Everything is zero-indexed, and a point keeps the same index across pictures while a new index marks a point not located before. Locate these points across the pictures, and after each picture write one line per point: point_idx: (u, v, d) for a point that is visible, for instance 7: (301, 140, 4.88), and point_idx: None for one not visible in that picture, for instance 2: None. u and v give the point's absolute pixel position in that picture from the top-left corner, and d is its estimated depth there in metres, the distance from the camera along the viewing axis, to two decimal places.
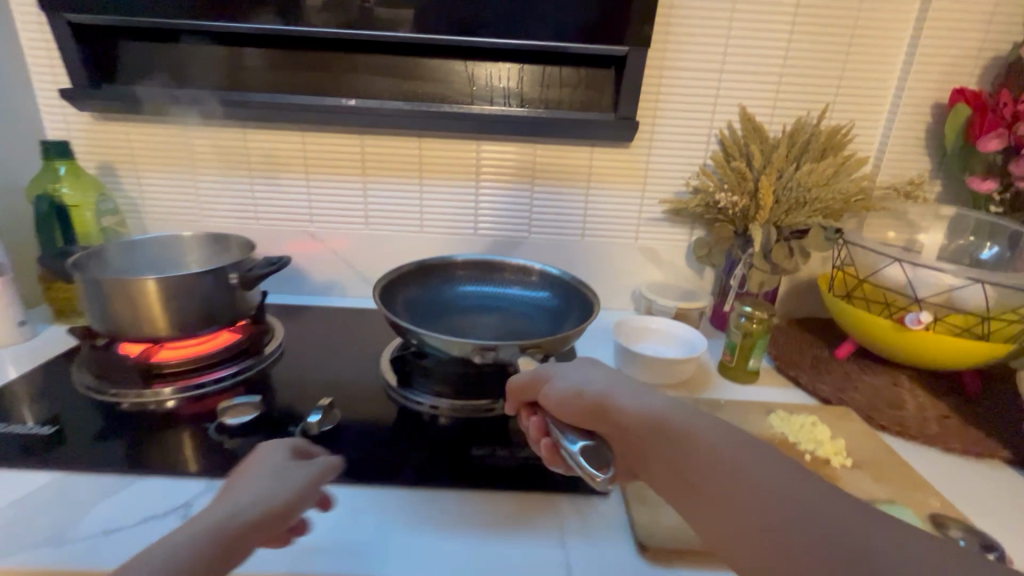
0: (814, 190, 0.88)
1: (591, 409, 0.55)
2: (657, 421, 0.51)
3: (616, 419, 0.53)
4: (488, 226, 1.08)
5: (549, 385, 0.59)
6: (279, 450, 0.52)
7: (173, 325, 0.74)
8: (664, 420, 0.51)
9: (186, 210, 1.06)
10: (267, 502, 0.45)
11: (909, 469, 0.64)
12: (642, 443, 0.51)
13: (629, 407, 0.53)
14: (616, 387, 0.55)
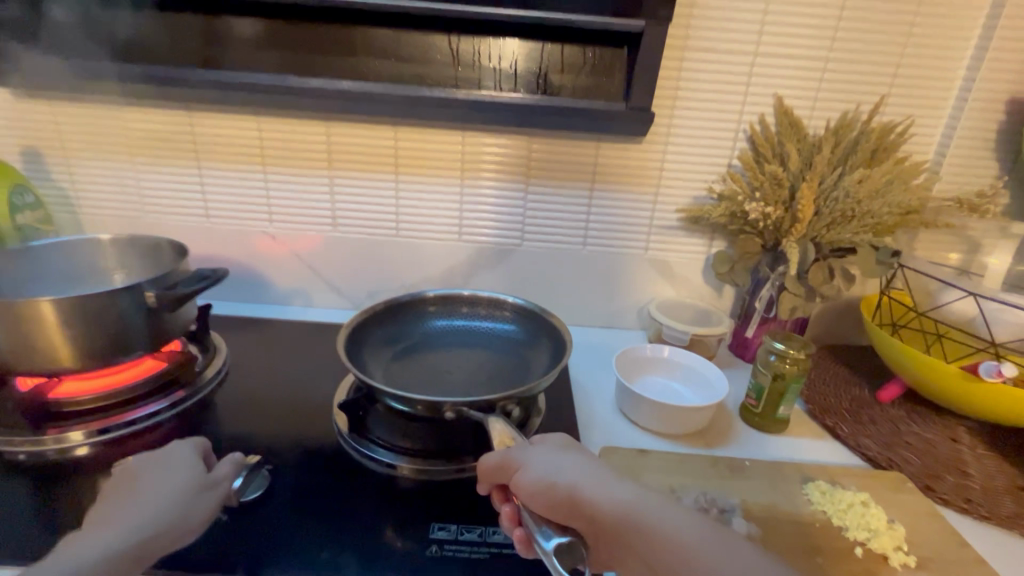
0: (864, 203, 0.73)
1: (568, 510, 0.46)
2: (643, 524, 0.45)
3: (598, 522, 0.46)
4: (474, 231, 0.93)
5: (521, 472, 0.48)
6: (192, 455, 0.53)
7: (73, 355, 0.60)
8: (648, 524, 0.45)
9: (126, 205, 0.92)
10: (184, 511, 0.49)
11: (989, 571, 0.50)
12: (628, 546, 0.46)
13: (613, 508, 0.46)
14: (590, 480, 0.47)
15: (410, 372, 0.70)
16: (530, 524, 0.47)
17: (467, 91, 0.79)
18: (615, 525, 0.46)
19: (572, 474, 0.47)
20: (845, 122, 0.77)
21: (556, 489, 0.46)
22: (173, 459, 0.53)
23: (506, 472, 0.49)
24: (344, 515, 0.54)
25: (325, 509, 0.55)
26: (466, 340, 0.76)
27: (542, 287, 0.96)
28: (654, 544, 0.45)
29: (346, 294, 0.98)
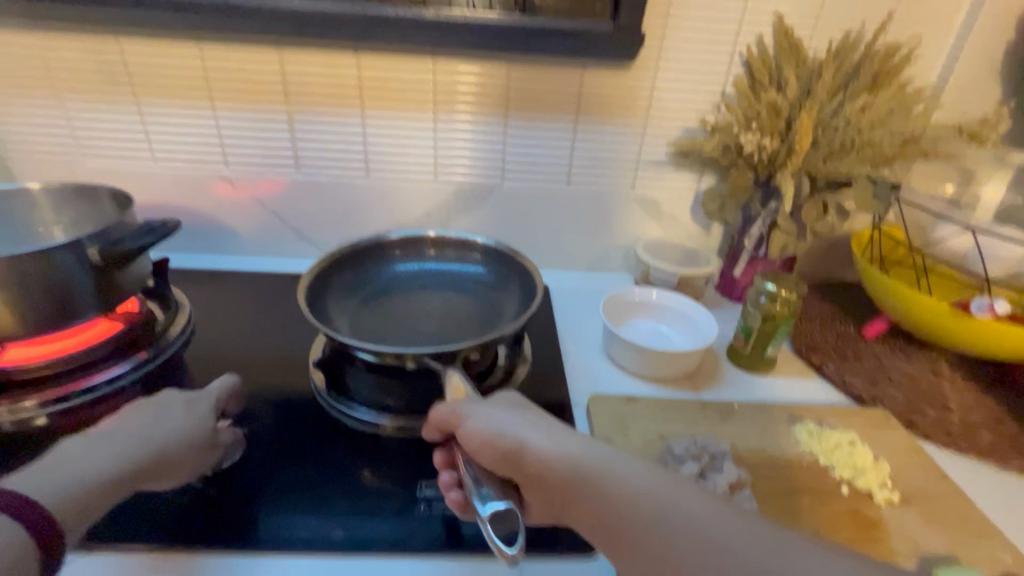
0: (866, 131, 0.69)
1: (510, 462, 0.42)
2: (586, 477, 0.40)
3: (540, 475, 0.42)
4: (451, 170, 0.87)
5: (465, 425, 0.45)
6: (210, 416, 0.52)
7: (13, 320, 0.55)
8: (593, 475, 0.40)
9: (59, 148, 0.82)
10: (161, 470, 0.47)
11: (968, 503, 0.51)
12: (572, 501, 0.40)
13: (555, 460, 0.41)
14: (536, 432, 0.43)
15: (375, 320, 0.64)
16: (473, 486, 0.43)
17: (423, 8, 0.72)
18: (558, 476, 0.41)
19: (518, 425, 0.43)
20: (850, 42, 0.71)
21: (499, 438, 0.43)
22: (169, 408, 0.51)
23: (454, 422, 0.46)
24: (329, 477, 0.53)
25: (309, 472, 0.53)
26: (436, 286, 0.69)
27: (525, 228, 0.92)
28: (598, 497, 0.39)
29: (316, 242, 0.92)
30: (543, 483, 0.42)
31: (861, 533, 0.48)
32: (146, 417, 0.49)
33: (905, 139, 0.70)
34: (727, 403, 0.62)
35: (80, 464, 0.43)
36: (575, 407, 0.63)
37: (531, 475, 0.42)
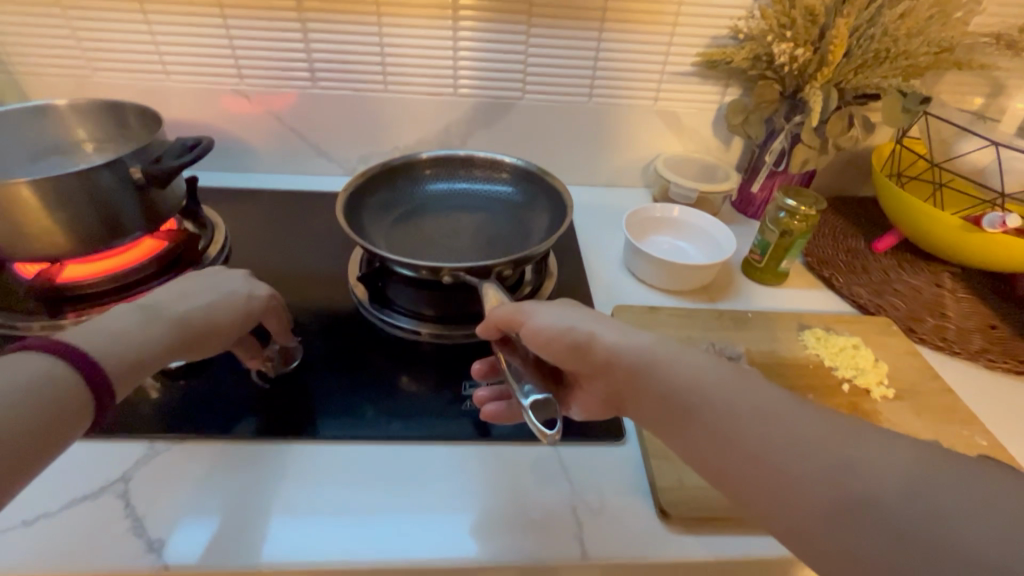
0: (902, 41, 0.67)
1: (578, 353, 0.44)
2: (657, 368, 0.41)
3: (608, 363, 0.43)
4: (471, 84, 0.85)
5: (527, 322, 0.45)
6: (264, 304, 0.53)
7: (71, 238, 0.57)
8: (664, 367, 0.41)
9: (67, 61, 0.79)
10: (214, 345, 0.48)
11: (954, 398, 0.57)
12: (638, 389, 0.42)
13: (624, 350, 0.42)
14: (605, 325, 0.44)
15: (410, 237, 0.67)
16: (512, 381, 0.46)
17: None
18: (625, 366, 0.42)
19: (586, 320, 0.44)
20: None
21: (568, 331, 0.44)
22: (229, 285, 0.51)
23: (517, 318, 0.46)
24: (378, 377, 0.57)
25: (359, 374, 0.57)
26: (466, 202, 0.72)
27: (545, 144, 0.91)
28: (666, 385, 0.41)
29: (336, 159, 0.92)
30: (610, 371, 0.43)
31: None
32: (200, 290, 0.49)
33: (941, 47, 0.68)
34: (743, 311, 0.66)
35: (132, 325, 0.43)
36: None
37: (598, 366, 0.44)
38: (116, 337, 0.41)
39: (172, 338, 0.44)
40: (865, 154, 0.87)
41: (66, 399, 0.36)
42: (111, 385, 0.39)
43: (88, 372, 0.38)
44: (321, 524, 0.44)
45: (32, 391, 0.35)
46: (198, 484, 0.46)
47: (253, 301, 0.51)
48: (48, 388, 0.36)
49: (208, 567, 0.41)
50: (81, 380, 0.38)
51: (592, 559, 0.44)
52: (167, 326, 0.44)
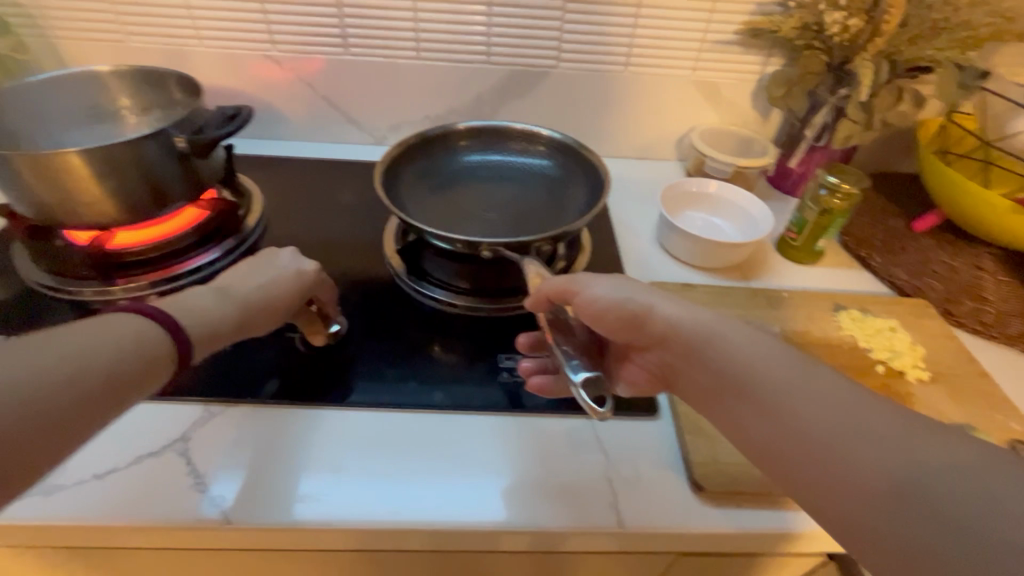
0: (962, 11, 0.64)
1: (634, 324, 0.46)
2: (713, 343, 0.43)
3: (664, 335, 0.45)
4: (504, 52, 0.83)
5: (581, 295, 0.46)
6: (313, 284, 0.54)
7: (120, 207, 0.59)
8: (720, 344, 0.42)
9: (101, 25, 0.79)
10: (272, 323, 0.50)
11: (990, 382, 0.57)
12: (694, 361, 0.44)
13: (682, 324, 0.44)
14: (660, 299, 0.45)
15: (446, 208, 0.67)
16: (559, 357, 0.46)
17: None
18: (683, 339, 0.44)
19: (644, 293, 0.45)
20: None
21: (625, 303, 0.45)
22: (281, 267, 0.53)
23: (570, 290, 0.47)
24: (417, 348, 0.58)
25: (399, 346, 0.59)
26: (502, 174, 0.71)
27: (577, 114, 0.89)
28: (722, 361, 0.42)
29: (366, 127, 0.92)
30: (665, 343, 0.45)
31: None
32: (253, 271, 0.51)
33: (1004, 17, 0.65)
34: (778, 291, 0.66)
35: (203, 301, 0.46)
36: None
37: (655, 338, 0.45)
38: (192, 310, 0.44)
39: (237, 314, 0.47)
40: (910, 129, 0.84)
41: (150, 360, 0.39)
42: (190, 352, 0.42)
43: (173, 337, 0.41)
44: (369, 487, 0.47)
45: (129, 347, 0.38)
46: (253, 448, 0.48)
47: (302, 276, 0.53)
48: (140, 347, 0.39)
49: (268, 525, 0.44)
50: (169, 345, 0.41)
51: (628, 529, 0.46)
52: (231, 303, 0.47)
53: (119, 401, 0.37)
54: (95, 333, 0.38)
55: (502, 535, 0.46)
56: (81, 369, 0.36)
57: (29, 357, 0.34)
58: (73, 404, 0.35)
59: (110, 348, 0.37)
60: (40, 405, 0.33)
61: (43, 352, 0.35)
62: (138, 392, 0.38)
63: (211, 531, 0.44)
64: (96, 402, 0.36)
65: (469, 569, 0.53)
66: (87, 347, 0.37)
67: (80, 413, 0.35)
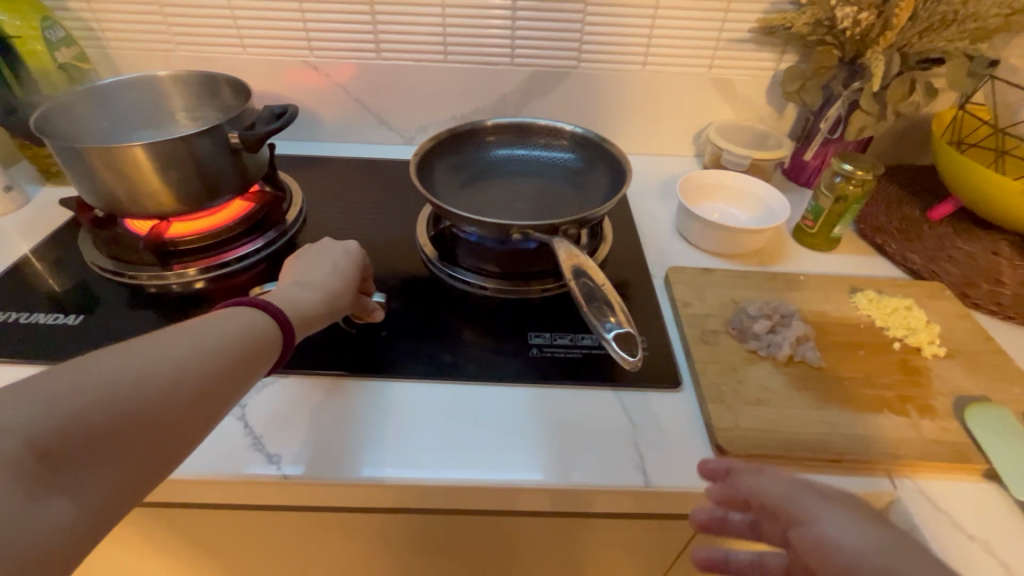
0: (971, 3, 0.66)
1: None
2: None
3: None
4: (528, 53, 0.87)
5: (807, 528, 0.38)
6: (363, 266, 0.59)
7: (178, 198, 0.64)
8: None
9: (155, 37, 0.85)
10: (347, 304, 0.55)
11: (1006, 358, 0.59)
12: None
13: None
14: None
15: (476, 199, 0.72)
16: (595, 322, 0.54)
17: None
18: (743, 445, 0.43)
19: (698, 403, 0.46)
20: None
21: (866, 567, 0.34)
22: (334, 252, 0.58)
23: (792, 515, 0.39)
24: (451, 327, 0.62)
25: (434, 325, 0.62)
26: (528, 168, 0.76)
27: (597, 112, 0.93)
28: None
29: (395, 128, 0.96)
30: None
31: (909, 378, 0.56)
32: (318, 261, 0.56)
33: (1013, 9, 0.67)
34: (795, 274, 0.69)
35: (289, 295, 0.50)
36: (653, 278, 0.70)
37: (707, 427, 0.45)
38: (286, 306, 0.49)
39: (322, 304, 0.52)
40: (925, 121, 0.86)
41: (265, 346, 0.44)
42: (293, 340, 0.47)
43: (283, 326, 0.46)
44: (411, 451, 0.50)
45: (248, 334, 0.43)
46: (306, 413, 0.52)
47: (357, 264, 0.58)
48: (255, 335, 0.44)
49: (321, 480, 0.48)
50: (277, 332, 0.46)
51: (654, 487, 0.49)
52: (313, 292, 0.52)
53: (247, 380, 0.42)
54: (220, 323, 0.43)
55: (536, 494, 0.49)
56: (214, 350, 0.40)
57: (176, 342, 0.39)
58: (214, 380, 0.39)
59: (235, 336, 0.42)
60: (191, 381, 0.38)
61: (185, 338, 0.40)
62: (258, 374, 0.43)
63: (269, 485, 0.48)
64: (231, 379, 0.40)
65: (503, 531, 0.56)
66: (218, 333, 0.42)
67: (220, 388, 0.40)
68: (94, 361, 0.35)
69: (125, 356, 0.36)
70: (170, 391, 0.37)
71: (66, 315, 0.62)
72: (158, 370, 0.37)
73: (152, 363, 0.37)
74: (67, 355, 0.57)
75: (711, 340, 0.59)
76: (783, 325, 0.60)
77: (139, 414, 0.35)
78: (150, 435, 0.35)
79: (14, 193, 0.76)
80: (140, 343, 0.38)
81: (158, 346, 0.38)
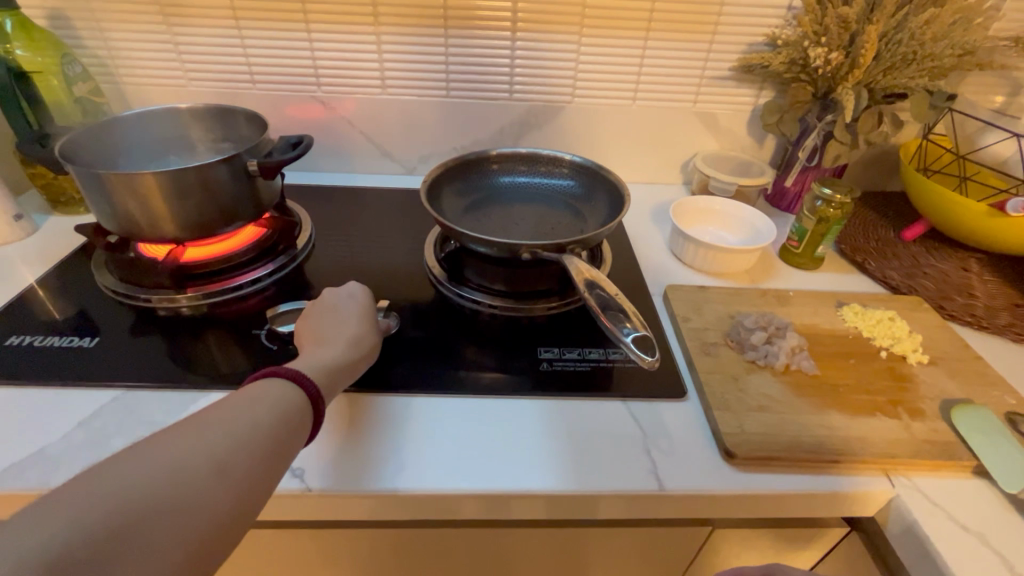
0: (927, 44, 0.73)
1: None
2: None
3: None
4: (526, 88, 0.93)
5: None
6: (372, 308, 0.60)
7: (194, 224, 0.65)
8: None
9: (167, 72, 0.89)
10: (366, 346, 0.55)
11: (984, 364, 0.63)
12: None
13: None
14: None
15: (482, 222, 0.75)
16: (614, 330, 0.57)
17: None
18: None
19: None
20: None
21: None
22: (342, 305, 0.59)
23: None
24: (461, 345, 0.64)
25: (445, 342, 0.65)
26: (531, 194, 0.80)
27: (591, 142, 0.99)
28: None
29: (397, 158, 1.00)
30: None
31: (897, 383, 0.60)
32: (329, 319, 0.57)
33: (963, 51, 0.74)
34: (784, 291, 0.73)
35: (311, 357, 0.51)
36: (652, 296, 0.74)
37: None
38: (313, 365, 0.49)
39: (344, 353, 0.52)
40: (892, 150, 0.93)
41: (294, 417, 0.43)
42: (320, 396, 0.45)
43: (307, 390, 0.45)
44: (429, 464, 0.51)
45: (280, 405, 0.43)
46: (325, 428, 0.53)
47: (366, 306, 0.60)
48: (290, 404, 0.43)
49: (344, 491, 0.49)
50: (305, 398, 0.44)
51: (668, 492, 0.50)
52: (332, 347, 0.53)
53: (281, 458, 0.40)
54: (242, 403, 0.41)
55: (527, 500, 0.50)
56: (258, 426, 0.40)
57: (213, 425, 0.39)
58: (244, 468, 0.38)
59: (261, 414, 0.41)
60: (222, 469, 0.37)
61: (209, 426, 0.39)
62: (293, 450, 0.42)
63: (293, 498, 0.49)
64: (263, 463, 0.39)
65: (512, 543, 0.58)
66: (256, 409, 0.41)
67: (252, 474, 0.38)
68: (147, 448, 0.36)
69: (145, 457, 0.35)
70: (197, 487, 0.35)
71: (81, 337, 0.62)
72: (184, 467, 0.36)
73: (186, 455, 0.36)
74: (82, 377, 0.57)
75: (712, 351, 0.63)
76: (778, 336, 0.63)
77: (166, 519, 0.33)
78: (184, 536, 0.34)
79: (24, 222, 0.77)
80: (187, 428, 0.38)
81: (179, 440, 0.37)
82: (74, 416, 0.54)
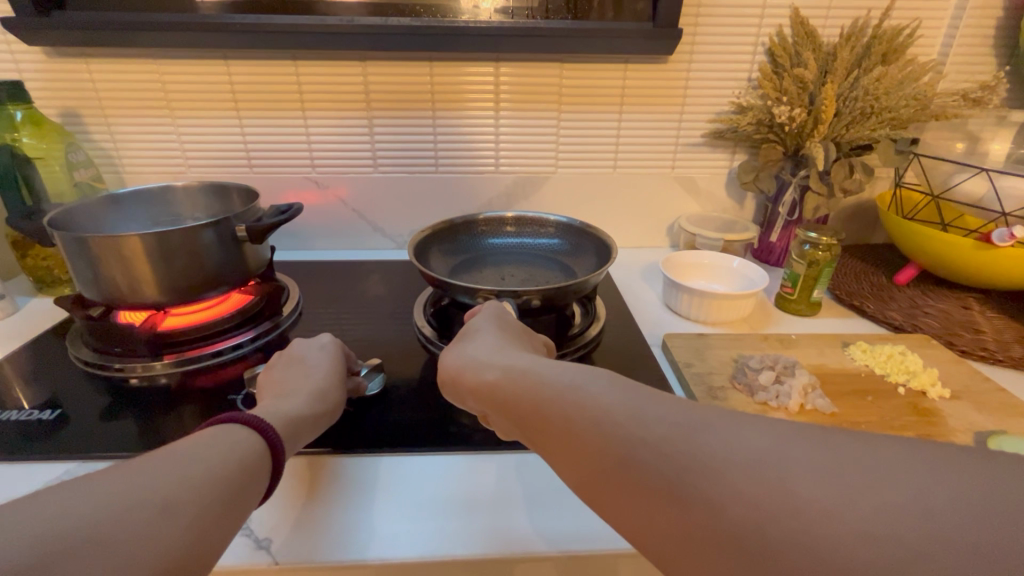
0: (883, 98, 0.78)
1: (513, 377, 0.43)
2: (552, 397, 0.39)
3: (545, 415, 0.39)
4: (512, 162, 0.97)
5: (468, 348, 0.50)
6: (341, 357, 0.58)
7: (175, 290, 0.64)
8: (596, 413, 0.36)
9: (168, 160, 0.93)
10: (330, 395, 0.52)
11: (1010, 396, 0.59)
12: (532, 403, 0.40)
13: (571, 394, 0.38)
14: (554, 370, 0.41)
15: (472, 278, 0.75)
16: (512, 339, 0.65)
17: (465, 19, 0.83)
18: (609, 457, 0.34)
19: (572, 373, 0.40)
20: (858, 28, 0.80)
21: (477, 369, 0.46)
22: (312, 352, 0.57)
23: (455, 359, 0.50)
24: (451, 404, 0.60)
25: (435, 402, 0.61)
26: (518, 253, 0.81)
27: (577, 209, 1.02)
28: (564, 410, 0.37)
29: (389, 234, 1.03)
30: (547, 419, 0.38)
31: (923, 419, 0.55)
32: (297, 368, 0.55)
33: (919, 102, 0.79)
34: (786, 336, 0.71)
35: (274, 404, 0.48)
36: (650, 347, 0.71)
37: (553, 423, 0.38)
38: (272, 413, 0.46)
39: (311, 404, 0.50)
40: (868, 202, 0.96)
41: (256, 462, 0.40)
42: (281, 446, 0.42)
43: (268, 438, 0.42)
44: (413, 528, 0.45)
45: (237, 445, 0.40)
46: (300, 491, 0.48)
47: (335, 354, 0.57)
48: (249, 447, 0.40)
49: (314, 563, 0.42)
50: (264, 447, 0.41)
51: None
52: (300, 396, 0.50)
53: (234, 510, 0.36)
54: (202, 442, 0.38)
55: (523, 563, 0.45)
56: (217, 466, 0.37)
57: (168, 460, 0.36)
58: (199, 507, 0.34)
59: (214, 459, 0.37)
60: (172, 505, 0.33)
61: (163, 461, 0.35)
62: (251, 501, 0.38)
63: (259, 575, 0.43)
64: (220, 508, 0.35)
65: None
66: (217, 449, 0.38)
67: (207, 516, 0.34)
68: (91, 482, 0.32)
69: (63, 500, 0.31)
70: (133, 528, 0.30)
71: (43, 411, 0.58)
72: (130, 498, 0.32)
73: (134, 487, 0.33)
74: (36, 450, 0.53)
75: (720, 396, 0.59)
76: (786, 375, 0.60)
77: (79, 568, 0.28)
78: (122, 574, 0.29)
79: (4, 302, 0.76)
80: (141, 462, 0.35)
81: (125, 474, 0.33)
82: (19, 491, 0.49)
